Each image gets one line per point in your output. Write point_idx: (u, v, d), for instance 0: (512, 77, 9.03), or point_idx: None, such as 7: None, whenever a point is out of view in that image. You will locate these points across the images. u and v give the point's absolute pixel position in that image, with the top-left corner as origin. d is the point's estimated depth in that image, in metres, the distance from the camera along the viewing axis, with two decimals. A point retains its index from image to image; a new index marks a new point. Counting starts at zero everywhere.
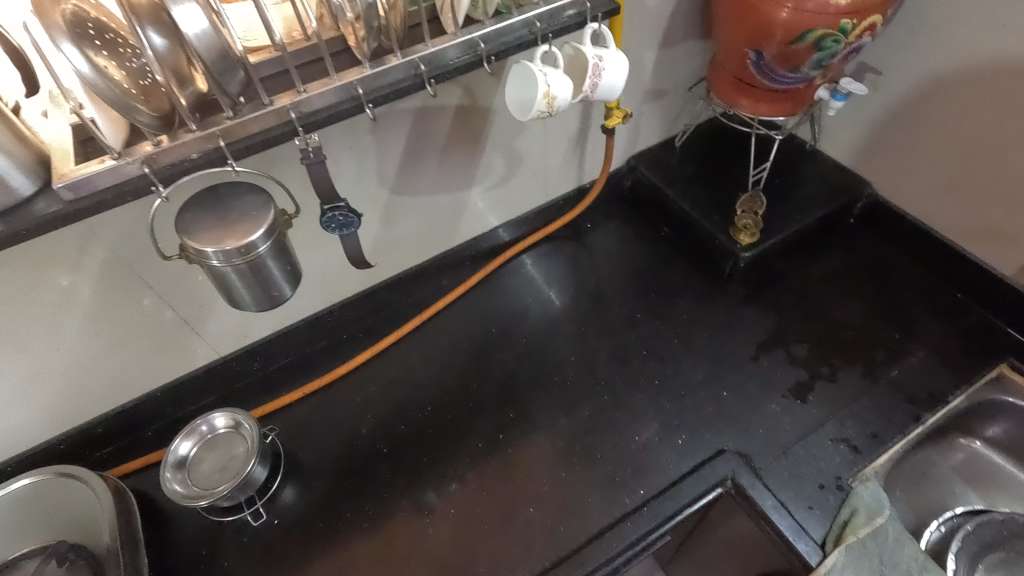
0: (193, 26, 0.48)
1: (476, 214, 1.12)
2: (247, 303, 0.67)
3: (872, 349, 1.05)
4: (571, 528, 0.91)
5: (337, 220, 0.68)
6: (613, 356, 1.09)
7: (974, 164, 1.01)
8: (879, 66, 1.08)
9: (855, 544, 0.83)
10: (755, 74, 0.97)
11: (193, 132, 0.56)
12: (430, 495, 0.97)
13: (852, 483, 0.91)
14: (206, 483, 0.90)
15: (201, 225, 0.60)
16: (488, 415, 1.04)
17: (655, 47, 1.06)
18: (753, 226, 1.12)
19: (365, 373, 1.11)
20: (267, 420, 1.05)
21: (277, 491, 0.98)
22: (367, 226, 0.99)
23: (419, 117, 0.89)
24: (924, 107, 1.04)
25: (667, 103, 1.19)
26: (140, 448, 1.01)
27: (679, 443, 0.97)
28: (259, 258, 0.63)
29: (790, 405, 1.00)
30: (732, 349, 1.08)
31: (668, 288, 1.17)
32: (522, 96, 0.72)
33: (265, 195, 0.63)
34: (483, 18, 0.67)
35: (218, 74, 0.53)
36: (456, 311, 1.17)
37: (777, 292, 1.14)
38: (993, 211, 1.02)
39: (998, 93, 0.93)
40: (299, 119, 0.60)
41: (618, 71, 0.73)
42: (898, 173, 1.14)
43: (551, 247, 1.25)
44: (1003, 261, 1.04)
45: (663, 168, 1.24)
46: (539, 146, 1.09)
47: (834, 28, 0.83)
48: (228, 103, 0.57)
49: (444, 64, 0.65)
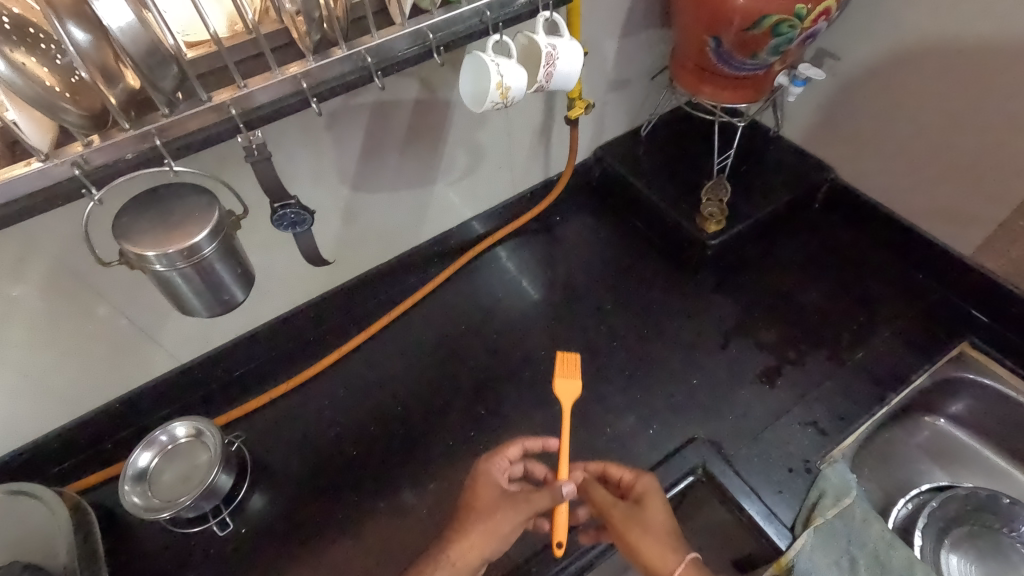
0: (116, 20, 0.46)
1: (441, 209, 1.11)
2: (197, 307, 0.65)
3: (838, 332, 1.06)
4: (544, 523, 0.90)
5: (290, 218, 0.66)
6: (584, 348, 1.08)
7: (931, 147, 1.03)
8: (837, 52, 1.09)
9: (824, 526, 0.83)
10: (715, 61, 0.97)
11: (125, 131, 0.53)
12: (402, 497, 0.95)
13: (820, 466, 0.92)
14: (168, 495, 0.87)
15: (141, 229, 0.58)
16: (458, 412, 1.03)
17: (615, 37, 1.05)
18: (718, 213, 1.11)
19: (333, 374, 1.08)
20: (232, 428, 1.02)
21: (245, 499, 0.96)
22: (325, 225, 0.97)
23: (377, 111, 0.87)
24: (882, 91, 1.05)
25: (631, 93, 1.19)
26: (102, 460, 0.98)
27: (651, 433, 0.97)
28: (205, 260, 0.60)
29: (759, 391, 1.01)
30: (701, 337, 1.08)
31: (637, 279, 1.17)
32: (476, 89, 0.72)
33: (210, 196, 0.61)
34: (432, 8, 0.65)
35: (148, 71, 0.50)
36: (424, 310, 1.15)
37: (745, 279, 1.15)
38: (950, 194, 1.04)
39: (950, 76, 0.94)
40: (240, 115, 0.58)
41: (573, 60, 0.73)
42: (859, 158, 1.15)
43: (519, 241, 1.24)
44: (961, 241, 1.06)
45: (629, 158, 1.24)
46: (503, 139, 1.07)
47: (789, 14, 0.83)
48: (163, 100, 0.54)
49: (392, 55, 0.64)
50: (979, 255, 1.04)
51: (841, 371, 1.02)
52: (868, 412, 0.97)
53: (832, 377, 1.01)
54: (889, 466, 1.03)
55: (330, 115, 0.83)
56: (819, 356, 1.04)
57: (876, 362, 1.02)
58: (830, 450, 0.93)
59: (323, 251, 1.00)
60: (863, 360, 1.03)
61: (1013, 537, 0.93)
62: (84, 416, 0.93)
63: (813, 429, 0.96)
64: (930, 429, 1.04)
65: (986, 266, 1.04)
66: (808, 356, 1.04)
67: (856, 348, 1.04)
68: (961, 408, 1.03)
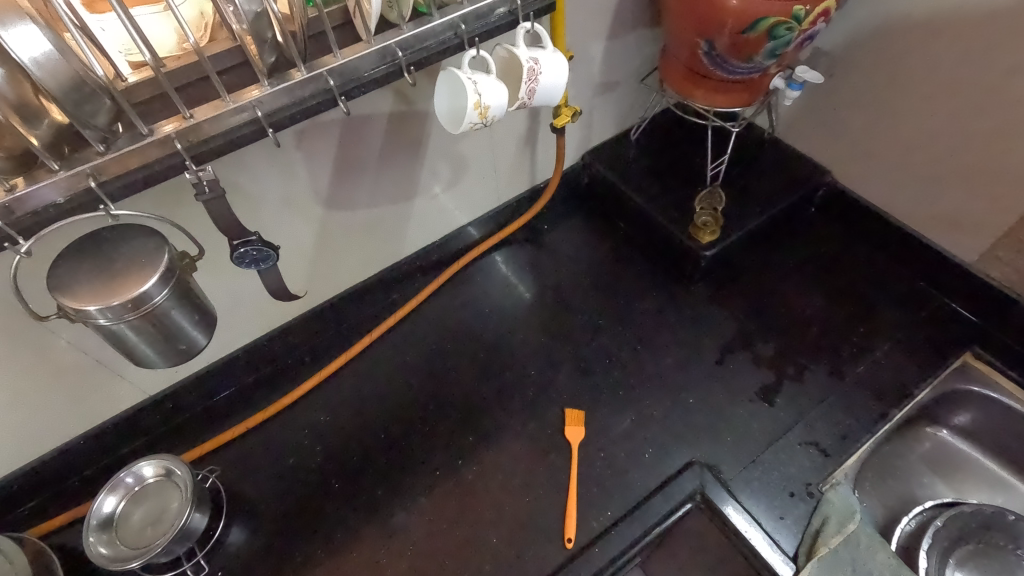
0: (30, 50, 0.40)
1: (423, 223, 1.05)
2: (153, 359, 0.60)
3: (837, 345, 1.03)
4: (538, 557, 0.86)
5: (251, 255, 0.61)
6: (575, 366, 1.04)
7: (932, 149, 0.98)
8: (834, 52, 1.04)
9: (828, 556, 0.81)
10: (708, 65, 0.92)
11: (55, 172, 0.49)
12: (388, 530, 0.90)
13: (822, 488, 0.89)
14: (137, 542, 0.82)
15: (81, 280, 0.53)
16: (446, 439, 0.97)
17: (603, 39, 1.00)
18: (712, 223, 1.07)
19: (312, 400, 1.02)
20: (205, 461, 0.96)
21: (222, 537, 0.90)
22: (298, 248, 0.90)
23: (348, 128, 0.81)
24: (883, 92, 1.00)
25: (619, 96, 1.13)
26: (66, 501, 0.91)
27: (647, 457, 0.93)
28: (157, 309, 0.56)
29: (757, 409, 0.97)
30: (697, 352, 1.04)
31: (630, 291, 1.12)
32: (453, 107, 0.68)
33: (159, 237, 0.57)
34: (400, 21, 0.61)
35: (73, 106, 0.45)
36: (408, 328, 1.10)
37: (740, 289, 1.11)
38: (953, 198, 0.99)
39: (953, 77, 0.90)
40: (187, 149, 0.54)
41: (556, 73, 0.69)
42: (858, 160, 1.11)
43: (507, 252, 1.18)
44: (963, 248, 1.03)
45: (619, 163, 1.19)
46: (486, 149, 1.02)
47: (787, 16, 0.77)
48: (97, 136, 0.50)
49: (358, 75, 0.60)
50: (982, 262, 1.01)
51: (841, 386, 0.98)
52: (870, 429, 0.94)
53: (833, 393, 0.97)
54: (890, 481, 1.00)
55: (297, 134, 0.76)
56: (818, 370, 1.00)
57: (876, 375, 0.99)
58: (832, 471, 0.90)
59: (291, 286, 0.95)
60: (864, 373, 0.99)
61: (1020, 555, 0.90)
62: (44, 457, 0.87)
63: (815, 449, 0.92)
64: (932, 441, 1.01)
65: (989, 273, 1.00)
66: (807, 371, 1.00)
67: (856, 361, 1.01)
68: (964, 420, 1.00)
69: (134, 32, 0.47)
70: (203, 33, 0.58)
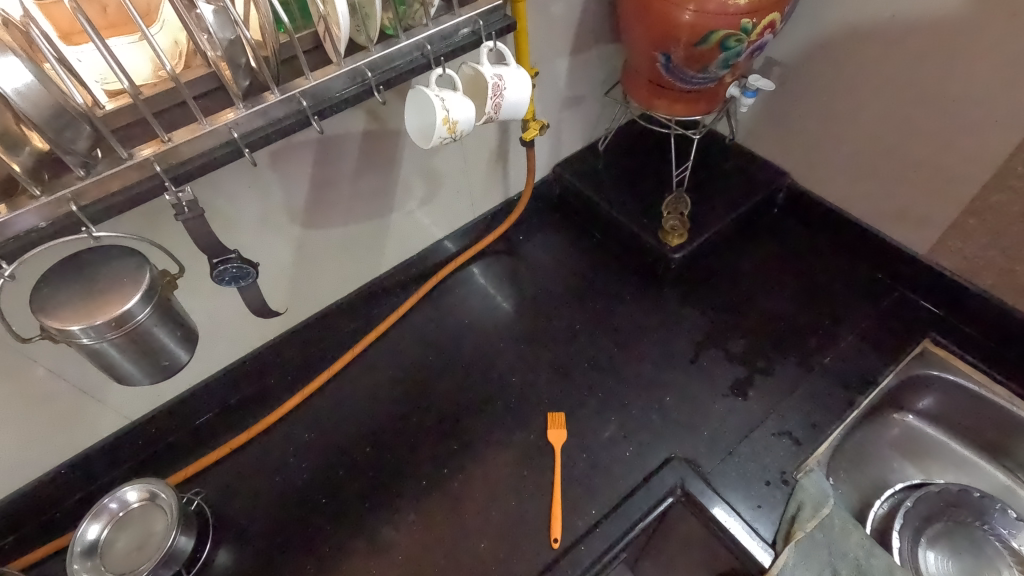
0: (13, 82, 0.43)
1: (400, 237, 1.07)
2: (136, 376, 0.62)
3: (804, 338, 1.07)
4: (525, 559, 0.87)
5: (231, 272, 0.64)
6: (555, 371, 1.06)
7: (879, 148, 1.04)
8: (784, 61, 1.10)
9: (805, 541, 0.83)
10: (666, 76, 0.96)
11: (37, 198, 0.52)
12: (380, 535, 0.91)
13: (796, 476, 0.92)
14: (123, 566, 0.81)
15: (63, 301, 0.55)
16: (431, 447, 0.99)
17: (566, 55, 1.04)
18: (681, 226, 1.10)
19: (296, 417, 1.03)
20: (190, 484, 0.96)
21: (209, 559, 0.89)
22: (277, 268, 0.92)
23: (323, 146, 0.83)
24: (832, 98, 1.06)
25: (586, 109, 1.18)
26: (50, 532, 0.90)
27: (628, 455, 0.96)
28: (140, 327, 0.58)
29: (732, 403, 1.00)
30: (673, 351, 1.07)
31: (605, 295, 1.16)
32: (423, 123, 0.71)
33: (139, 257, 0.59)
34: (369, 43, 0.65)
35: (55, 133, 0.48)
36: (390, 341, 1.11)
37: (709, 289, 1.15)
38: (903, 192, 1.05)
39: (893, 81, 0.96)
40: (166, 171, 0.57)
41: (519, 89, 0.73)
42: (814, 162, 1.17)
43: (484, 264, 1.21)
44: (914, 240, 1.08)
45: (589, 173, 1.23)
46: (457, 163, 1.04)
47: (736, 29, 0.82)
48: (77, 161, 0.53)
49: (330, 96, 0.64)
50: (934, 254, 1.06)
51: (811, 377, 1.02)
52: (840, 417, 0.97)
53: (803, 384, 1.01)
54: (862, 468, 1.03)
55: (273, 153, 0.78)
56: (787, 363, 1.04)
57: (843, 365, 1.03)
58: (805, 459, 0.94)
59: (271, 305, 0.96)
60: (831, 363, 1.04)
61: (987, 530, 0.94)
62: (23, 489, 0.85)
63: (788, 439, 0.96)
64: (900, 426, 1.06)
65: (941, 263, 1.06)
66: (777, 365, 1.04)
67: (824, 353, 1.05)
68: (928, 404, 1.04)
69: (112, 62, 0.50)
70: (177, 61, 0.60)
